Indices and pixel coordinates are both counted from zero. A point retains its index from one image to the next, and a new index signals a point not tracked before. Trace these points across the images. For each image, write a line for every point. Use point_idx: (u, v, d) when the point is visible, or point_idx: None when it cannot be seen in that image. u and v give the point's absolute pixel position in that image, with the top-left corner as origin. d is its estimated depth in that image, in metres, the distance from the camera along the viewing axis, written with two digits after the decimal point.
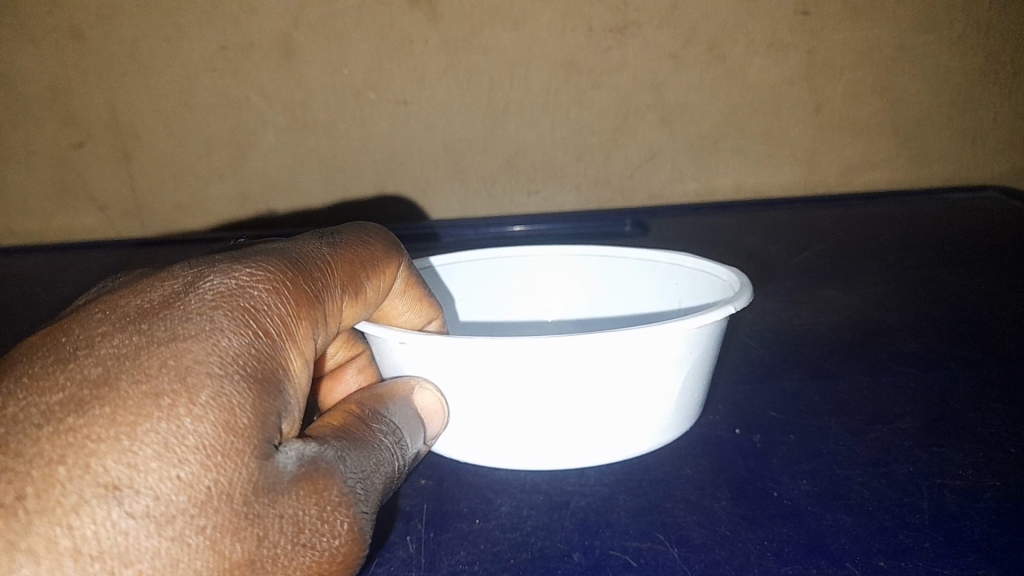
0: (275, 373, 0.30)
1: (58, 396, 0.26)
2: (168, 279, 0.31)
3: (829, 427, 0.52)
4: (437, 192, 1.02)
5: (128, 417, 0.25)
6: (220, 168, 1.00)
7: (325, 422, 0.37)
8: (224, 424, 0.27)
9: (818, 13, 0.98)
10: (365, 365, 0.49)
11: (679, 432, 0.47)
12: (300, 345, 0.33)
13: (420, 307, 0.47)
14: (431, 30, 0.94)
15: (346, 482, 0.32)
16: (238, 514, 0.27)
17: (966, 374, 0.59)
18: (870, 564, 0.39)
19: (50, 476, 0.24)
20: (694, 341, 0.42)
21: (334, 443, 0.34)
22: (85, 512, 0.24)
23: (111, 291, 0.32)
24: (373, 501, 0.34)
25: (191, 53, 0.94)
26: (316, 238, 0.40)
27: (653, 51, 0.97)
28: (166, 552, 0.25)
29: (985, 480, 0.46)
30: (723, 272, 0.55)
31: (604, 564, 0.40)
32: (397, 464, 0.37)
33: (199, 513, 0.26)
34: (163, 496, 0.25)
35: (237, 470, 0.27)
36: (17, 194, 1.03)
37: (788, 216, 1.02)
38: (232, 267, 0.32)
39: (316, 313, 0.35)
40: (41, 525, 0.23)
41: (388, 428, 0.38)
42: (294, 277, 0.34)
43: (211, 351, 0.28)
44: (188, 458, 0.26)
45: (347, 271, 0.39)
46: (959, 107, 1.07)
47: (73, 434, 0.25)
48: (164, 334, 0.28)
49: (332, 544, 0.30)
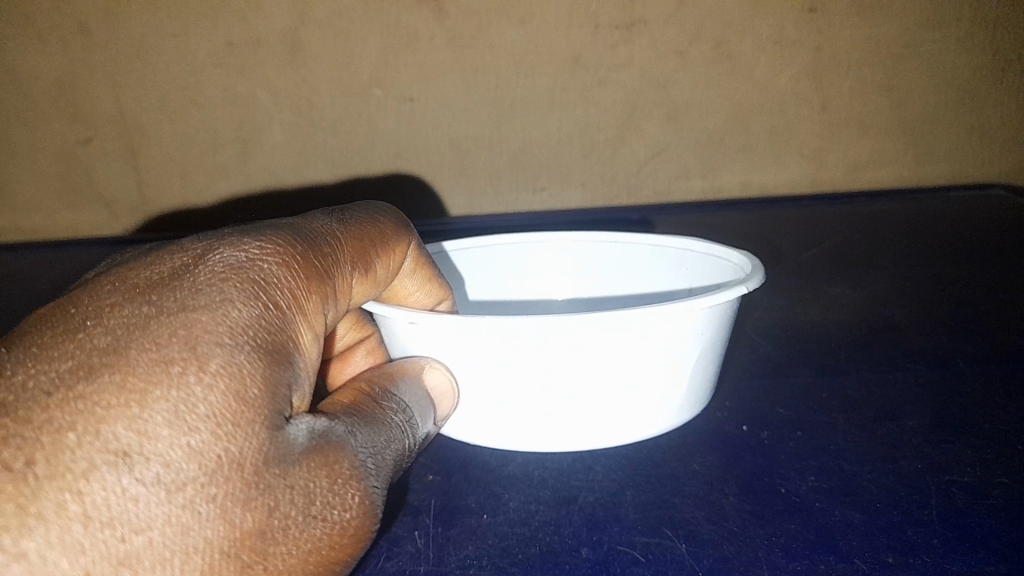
0: (285, 346, 0.30)
1: (66, 363, 0.26)
2: (177, 251, 0.31)
3: (838, 423, 0.52)
4: (442, 188, 1.03)
5: (138, 384, 0.26)
6: (226, 165, 1.01)
7: (336, 399, 0.37)
8: (235, 394, 0.27)
9: (825, 10, 0.98)
10: (374, 346, 0.50)
11: (693, 409, 0.46)
12: (310, 320, 0.33)
13: (429, 287, 0.47)
14: (438, 27, 0.94)
15: (357, 456, 0.32)
16: (248, 483, 0.27)
17: (973, 370, 0.59)
18: (879, 560, 0.39)
19: (60, 443, 0.24)
20: (705, 323, 0.42)
21: (344, 418, 0.34)
22: (94, 478, 0.24)
23: (121, 264, 0.32)
24: (384, 477, 0.34)
25: (199, 49, 0.95)
26: (325, 215, 0.40)
27: (660, 48, 0.97)
28: (176, 520, 0.25)
29: (992, 476, 0.46)
30: (733, 255, 0.55)
31: (612, 559, 0.41)
32: (408, 442, 0.37)
33: (209, 482, 0.26)
34: (173, 463, 0.25)
35: (247, 440, 0.27)
36: (23, 189, 1.03)
37: (793, 213, 1.02)
38: (242, 240, 0.32)
39: (326, 288, 0.35)
40: (51, 491, 0.23)
41: (399, 406, 0.38)
42: (303, 251, 0.34)
43: (221, 321, 0.28)
44: (198, 426, 0.26)
45: (356, 248, 0.39)
46: (966, 104, 1.06)
47: (83, 401, 0.25)
48: (174, 304, 0.28)
49: (343, 517, 0.30)
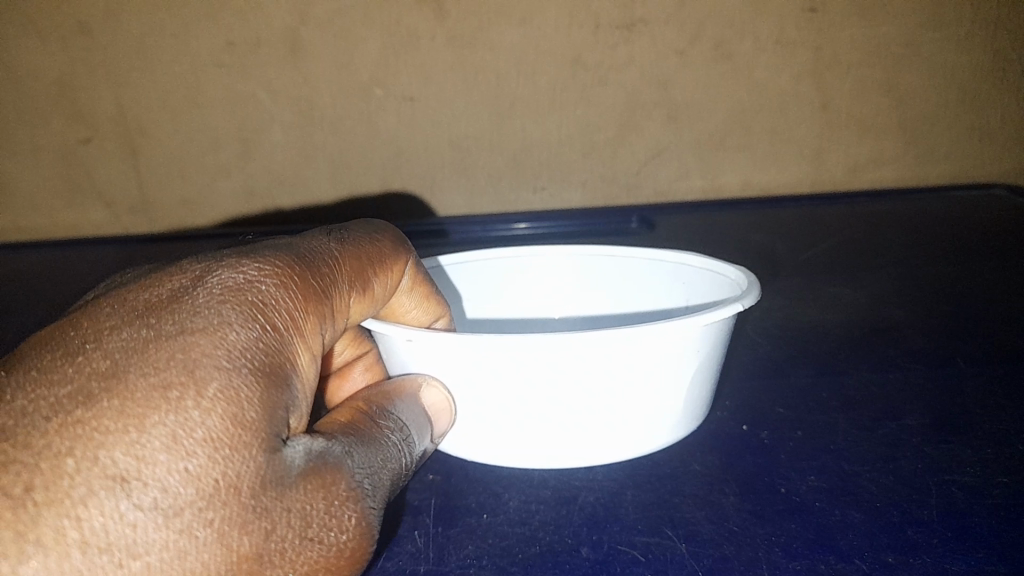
0: (282, 368, 0.30)
1: (66, 388, 0.26)
2: (176, 272, 0.31)
3: (838, 423, 0.52)
4: (442, 189, 1.03)
5: (136, 409, 0.26)
6: (227, 164, 1.01)
7: (333, 418, 0.37)
8: (233, 418, 0.27)
9: (825, 10, 0.98)
10: (373, 363, 0.49)
11: (690, 425, 0.46)
12: (308, 341, 0.33)
13: (427, 304, 0.47)
14: (438, 26, 0.94)
15: (353, 477, 0.32)
16: (246, 506, 0.27)
17: (973, 371, 0.59)
18: (880, 559, 0.39)
19: (59, 468, 0.24)
20: (702, 338, 0.42)
21: (342, 438, 0.34)
22: (92, 504, 0.24)
23: (119, 287, 0.32)
24: (381, 497, 0.34)
25: (198, 49, 0.95)
26: (323, 234, 0.40)
27: (660, 47, 0.97)
28: (173, 545, 0.25)
29: (992, 477, 0.46)
30: (730, 270, 0.55)
31: (613, 558, 0.41)
32: (404, 461, 0.37)
33: (207, 506, 0.26)
34: (171, 488, 0.25)
35: (245, 463, 0.27)
36: (23, 190, 1.03)
37: (794, 214, 1.02)
38: (239, 262, 0.32)
39: (324, 308, 0.35)
40: (49, 517, 0.24)
41: (396, 425, 0.38)
42: (301, 272, 0.34)
43: (219, 344, 0.28)
44: (195, 451, 0.26)
45: (355, 267, 0.39)
46: (966, 104, 1.06)
47: (82, 426, 0.25)
48: (172, 327, 0.28)
49: (340, 539, 0.31)
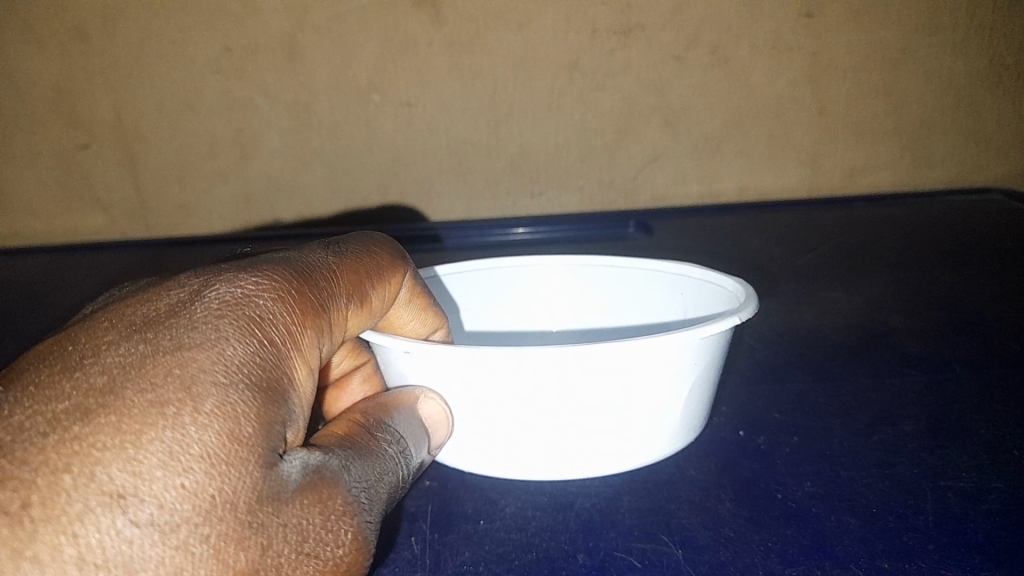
0: (279, 383, 0.30)
1: (65, 403, 0.26)
2: (174, 287, 0.32)
3: (834, 429, 0.53)
4: (440, 193, 1.03)
5: (133, 425, 0.26)
6: (226, 169, 1.01)
7: (329, 431, 0.37)
8: (230, 434, 0.27)
9: (822, 15, 0.98)
10: (371, 373, 0.49)
11: (687, 436, 0.46)
12: (305, 355, 0.33)
13: (425, 316, 0.47)
14: (436, 33, 0.94)
15: (350, 491, 0.33)
16: (242, 522, 0.27)
17: (968, 376, 0.59)
18: (875, 565, 0.39)
19: (55, 485, 0.24)
20: (699, 351, 0.42)
21: (338, 452, 0.34)
22: (89, 521, 0.24)
23: (118, 300, 0.32)
24: (378, 511, 0.34)
25: (197, 54, 0.95)
26: (320, 247, 0.40)
27: (658, 53, 0.97)
28: (170, 561, 0.25)
29: (988, 483, 0.46)
30: (728, 280, 0.55)
31: (609, 565, 0.41)
32: (401, 474, 0.38)
33: (203, 522, 0.26)
34: (167, 504, 0.25)
35: (242, 479, 0.27)
36: (21, 195, 1.03)
37: (792, 218, 1.03)
38: (237, 276, 0.32)
39: (322, 322, 0.35)
40: (46, 534, 0.24)
41: (392, 438, 0.38)
42: (298, 286, 0.34)
43: (216, 359, 0.28)
44: (192, 467, 0.26)
45: (352, 279, 0.39)
46: (963, 108, 1.07)
47: (79, 442, 0.25)
48: (170, 342, 0.28)
49: (336, 553, 0.31)
